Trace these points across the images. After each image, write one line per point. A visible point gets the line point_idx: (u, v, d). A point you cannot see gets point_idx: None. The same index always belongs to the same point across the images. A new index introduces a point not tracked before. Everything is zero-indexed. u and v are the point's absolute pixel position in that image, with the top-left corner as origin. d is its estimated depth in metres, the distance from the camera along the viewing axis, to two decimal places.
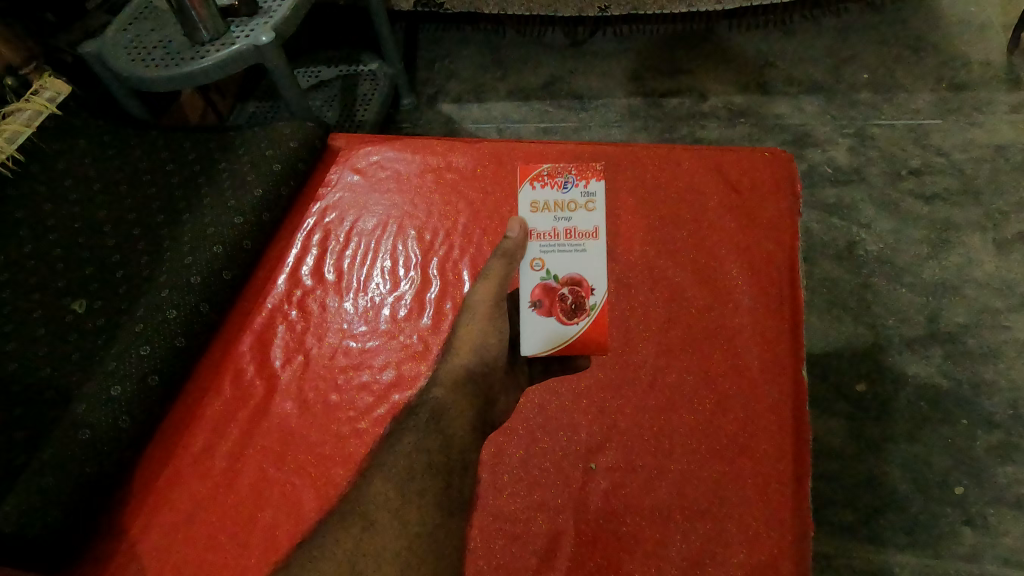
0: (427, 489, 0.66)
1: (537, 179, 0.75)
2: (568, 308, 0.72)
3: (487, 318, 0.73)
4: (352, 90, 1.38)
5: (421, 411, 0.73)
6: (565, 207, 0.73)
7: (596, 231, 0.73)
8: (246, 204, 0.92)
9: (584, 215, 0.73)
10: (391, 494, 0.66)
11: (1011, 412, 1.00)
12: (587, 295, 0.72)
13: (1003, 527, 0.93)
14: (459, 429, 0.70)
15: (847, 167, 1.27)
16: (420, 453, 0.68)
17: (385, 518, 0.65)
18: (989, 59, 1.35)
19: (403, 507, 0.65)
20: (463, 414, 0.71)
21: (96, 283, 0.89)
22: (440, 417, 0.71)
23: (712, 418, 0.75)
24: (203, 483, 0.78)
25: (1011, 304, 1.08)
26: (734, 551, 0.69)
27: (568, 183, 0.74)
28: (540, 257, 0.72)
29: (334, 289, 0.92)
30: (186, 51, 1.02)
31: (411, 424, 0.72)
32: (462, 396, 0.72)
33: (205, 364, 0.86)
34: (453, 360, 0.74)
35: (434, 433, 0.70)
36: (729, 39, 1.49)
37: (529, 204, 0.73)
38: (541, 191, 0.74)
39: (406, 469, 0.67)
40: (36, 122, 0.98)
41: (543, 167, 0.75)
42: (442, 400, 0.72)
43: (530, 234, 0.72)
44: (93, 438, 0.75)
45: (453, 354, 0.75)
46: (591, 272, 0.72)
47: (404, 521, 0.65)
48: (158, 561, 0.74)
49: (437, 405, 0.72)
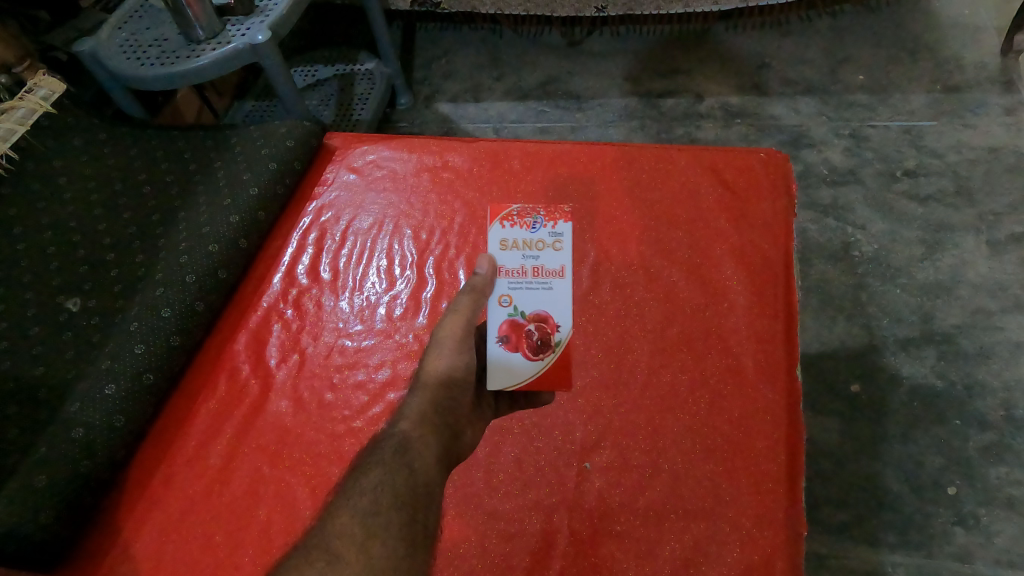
0: (393, 521, 0.61)
1: (506, 220, 0.76)
2: (534, 344, 0.71)
3: (455, 350, 0.73)
4: (348, 89, 1.38)
5: (385, 446, 0.69)
6: (533, 246, 0.75)
7: (563, 269, 0.73)
8: (242, 204, 0.92)
9: (551, 254, 0.74)
10: (356, 530, 0.61)
11: (1004, 412, 1.00)
12: (553, 331, 0.71)
13: (996, 527, 0.93)
14: (427, 463, 0.67)
15: (842, 167, 1.27)
16: (384, 487, 0.64)
17: (352, 553, 0.59)
18: (983, 61, 1.35)
19: (369, 541, 0.60)
20: (430, 448, 0.68)
21: (91, 281, 0.89)
22: (406, 449, 0.67)
23: (705, 418, 0.76)
24: (197, 482, 0.78)
25: (1004, 305, 1.09)
26: (727, 551, 0.69)
27: (536, 224, 0.76)
28: (507, 292, 0.72)
29: (330, 288, 0.92)
30: (181, 50, 1.02)
31: (376, 457, 0.68)
32: (430, 431, 0.70)
33: (199, 363, 0.86)
34: (419, 395, 0.72)
35: (401, 467, 0.66)
36: (725, 41, 1.50)
37: (498, 242, 0.74)
38: (510, 231, 0.76)
39: (371, 501, 0.63)
40: (31, 121, 0.97)
41: (513, 207, 0.77)
42: (409, 434, 0.69)
43: (498, 271, 0.73)
44: (87, 437, 0.75)
45: (419, 387, 0.73)
46: (557, 309, 0.72)
47: (368, 555, 0.59)
48: (150, 561, 0.73)
49: (403, 438, 0.69)
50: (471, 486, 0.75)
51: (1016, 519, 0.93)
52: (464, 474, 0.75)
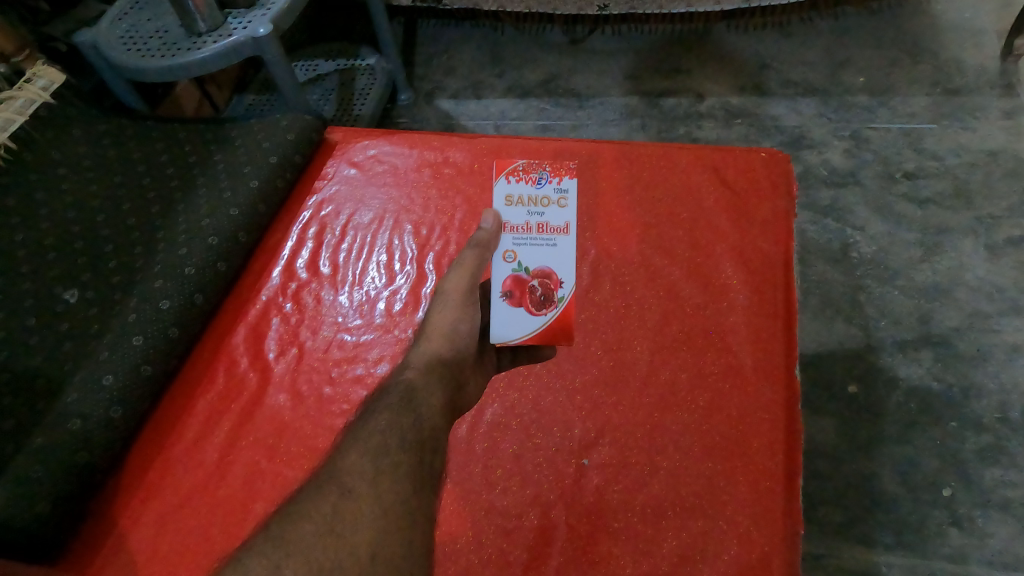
0: (402, 461, 0.62)
1: (511, 173, 0.77)
2: (537, 299, 0.74)
3: (460, 305, 0.74)
4: (349, 84, 1.37)
5: (390, 393, 0.69)
6: (538, 203, 0.76)
7: (566, 227, 0.75)
8: (243, 196, 0.92)
9: (555, 211, 0.76)
10: (366, 467, 0.61)
11: (1000, 415, 1.01)
12: (556, 288, 0.74)
13: (989, 528, 0.93)
14: (432, 410, 0.68)
15: (842, 169, 1.28)
16: (393, 430, 0.64)
17: (363, 488, 0.59)
18: (983, 65, 1.36)
19: (379, 478, 0.60)
20: (435, 396, 0.69)
21: (89, 272, 0.89)
22: (413, 395, 0.68)
23: (705, 416, 0.76)
24: (194, 474, 0.77)
25: (1001, 308, 1.09)
26: (724, 549, 0.69)
27: (542, 180, 0.77)
28: (511, 249, 0.74)
29: (329, 282, 0.92)
30: (182, 42, 1.01)
31: (382, 401, 0.68)
32: (436, 380, 0.70)
33: (197, 355, 0.86)
34: (425, 346, 0.73)
35: (408, 412, 0.66)
36: (727, 41, 1.50)
37: (504, 198, 0.76)
38: (515, 186, 0.77)
39: (380, 442, 0.63)
40: (30, 111, 0.97)
41: (518, 162, 0.78)
42: (415, 381, 0.70)
43: (504, 227, 0.75)
44: (84, 428, 0.75)
45: (424, 339, 0.74)
46: (561, 265, 0.74)
47: (379, 491, 0.59)
48: (148, 553, 0.73)
49: (409, 384, 0.69)
50: (470, 481, 0.75)
51: (1010, 520, 0.93)
52: (463, 469, 0.75)
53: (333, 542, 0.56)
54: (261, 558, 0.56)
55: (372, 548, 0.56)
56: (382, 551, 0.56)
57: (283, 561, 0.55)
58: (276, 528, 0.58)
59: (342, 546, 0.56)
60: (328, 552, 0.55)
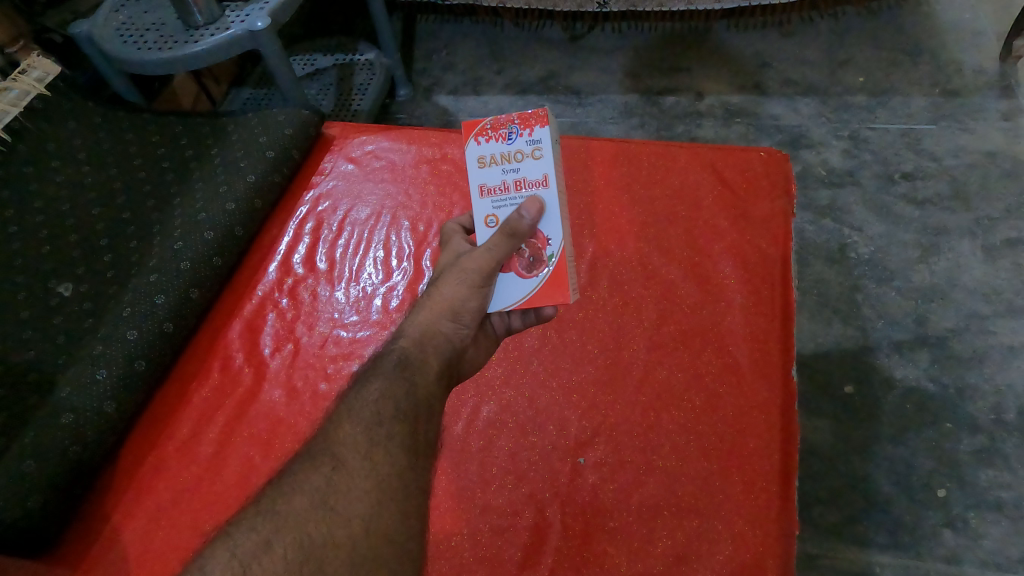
0: (396, 433, 0.58)
1: (479, 133, 0.70)
2: (525, 261, 0.67)
3: (477, 283, 0.65)
4: (347, 79, 1.37)
5: (384, 360, 0.64)
6: (511, 158, 0.68)
7: (545, 179, 0.67)
8: (239, 189, 0.92)
9: (531, 164, 0.68)
10: (360, 438, 0.58)
11: (995, 416, 1.00)
12: (544, 246, 0.67)
13: (983, 530, 0.93)
14: (427, 380, 0.62)
15: (840, 169, 1.28)
16: (385, 400, 0.60)
17: (355, 460, 0.56)
18: (982, 66, 1.36)
19: (373, 449, 0.57)
20: (432, 366, 0.63)
21: (83, 266, 0.89)
22: (407, 364, 0.62)
23: (701, 415, 0.75)
24: (187, 469, 0.77)
25: (997, 310, 1.09)
26: (719, 549, 0.68)
27: (512, 134, 0.69)
28: (491, 213, 0.68)
29: (326, 278, 0.91)
30: (179, 35, 1.01)
31: (378, 369, 0.63)
32: (433, 349, 0.64)
33: (192, 351, 0.86)
34: (424, 311, 0.65)
35: (400, 381, 0.61)
36: (726, 40, 1.51)
37: (476, 160, 0.69)
38: (486, 146, 0.70)
39: (373, 413, 0.59)
40: (24, 102, 0.95)
41: (485, 120, 0.70)
42: (410, 349, 0.64)
43: (479, 190, 0.68)
44: (77, 422, 0.75)
45: (423, 305, 0.66)
46: (548, 221, 0.67)
47: (373, 464, 0.56)
48: (139, 548, 0.72)
49: (404, 353, 0.63)
50: (465, 479, 0.75)
51: (1005, 522, 0.93)
52: (458, 467, 0.75)
53: (326, 514, 0.53)
54: (250, 532, 0.53)
55: (366, 522, 0.53)
56: (376, 525, 0.53)
57: (275, 534, 0.53)
58: (266, 502, 0.55)
59: (336, 519, 0.53)
60: (320, 526, 0.53)
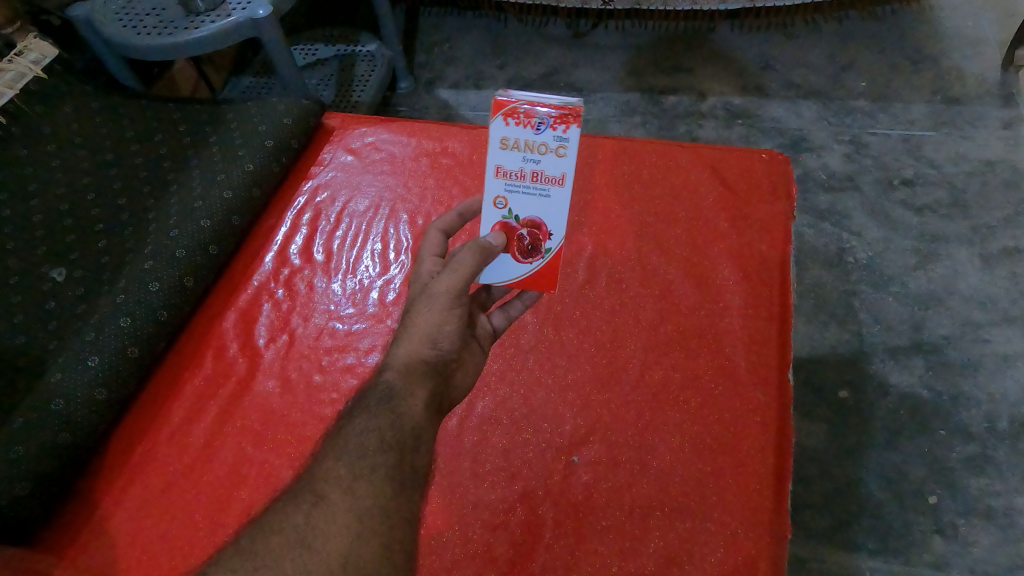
0: (380, 464, 0.57)
1: (567, 119, 0.65)
2: (524, 248, 0.71)
3: (448, 306, 0.63)
4: (349, 70, 1.36)
5: (370, 394, 0.63)
6: (537, 148, 0.66)
7: (563, 180, 0.67)
8: (236, 179, 0.92)
9: (553, 160, 0.66)
10: (342, 472, 0.57)
11: (987, 425, 1.00)
12: (545, 240, 0.70)
13: (972, 537, 0.93)
14: (413, 411, 0.61)
15: (840, 173, 1.28)
16: (370, 434, 0.59)
17: (336, 494, 0.56)
18: (984, 74, 1.36)
19: (356, 482, 0.56)
20: (419, 396, 0.61)
21: (77, 252, 0.88)
22: (392, 396, 0.61)
23: (696, 415, 0.75)
24: (177, 459, 0.76)
25: (993, 318, 1.09)
26: (711, 550, 0.67)
27: (542, 123, 0.65)
28: (503, 196, 0.68)
29: (323, 269, 0.91)
30: (179, 21, 1.00)
31: (362, 404, 0.62)
32: (418, 379, 0.62)
33: (185, 339, 0.85)
34: (406, 342, 0.64)
35: (385, 414, 0.60)
36: (729, 41, 1.51)
37: (498, 142, 0.66)
38: (513, 129, 0.66)
39: (357, 446, 0.58)
40: (20, 84, 0.95)
41: (520, 99, 0.65)
42: (393, 381, 0.62)
43: (495, 171, 0.68)
44: (67, 409, 0.74)
45: (403, 336, 0.64)
46: (552, 217, 0.69)
47: (355, 497, 0.55)
48: (128, 538, 0.71)
49: (388, 386, 0.62)
50: (459, 474, 0.74)
51: (994, 530, 0.93)
52: (451, 463, 0.74)
53: (305, 551, 0.52)
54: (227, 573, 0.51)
55: (346, 554, 0.52)
56: (355, 557, 0.52)
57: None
58: (245, 542, 0.54)
59: (315, 556, 0.52)
60: (298, 563, 0.52)
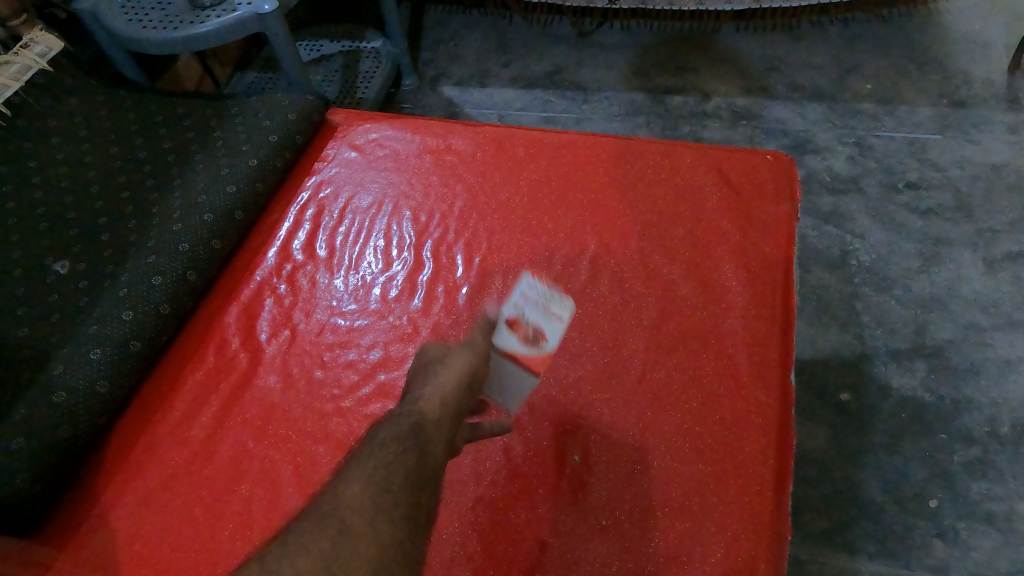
0: (400, 501, 0.58)
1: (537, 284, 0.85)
2: None
3: (481, 357, 0.69)
4: (353, 66, 1.36)
5: (395, 423, 0.64)
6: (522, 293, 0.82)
7: None
8: (241, 174, 0.93)
9: None
10: (367, 502, 0.58)
11: (989, 429, 1.00)
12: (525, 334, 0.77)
13: (973, 541, 0.92)
14: (437, 453, 0.63)
15: (845, 176, 1.27)
16: (394, 462, 0.60)
17: (361, 524, 0.56)
18: (990, 78, 1.36)
19: (377, 517, 0.57)
20: (442, 437, 0.64)
21: (80, 245, 0.88)
22: (422, 429, 0.63)
23: (697, 415, 0.74)
24: (178, 454, 0.76)
25: (996, 322, 1.09)
26: (711, 550, 0.67)
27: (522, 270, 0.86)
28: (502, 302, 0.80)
29: (325, 265, 0.91)
30: (184, 14, 1.00)
31: (388, 432, 0.64)
32: (446, 417, 0.65)
33: (186, 333, 0.85)
34: (438, 384, 0.68)
35: (412, 448, 0.62)
36: (734, 42, 1.51)
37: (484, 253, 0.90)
38: None
39: (381, 479, 0.59)
40: (25, 77, 0.96)
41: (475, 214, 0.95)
42: (423, 413, 0.65)
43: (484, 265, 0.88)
44: (68, 400, 0.74)
45: (432, 380, 0.69)
46: None
47: (377, 531, 0.56)
48: (128, 531, 0.71)
49: (417, 417, 0.64)
50: (459, 472, 0.73)
51: (994, 534, 0.92)
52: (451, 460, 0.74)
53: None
54: None
55: None
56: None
57: None
58: (272, 561, 0.55)
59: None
60: None
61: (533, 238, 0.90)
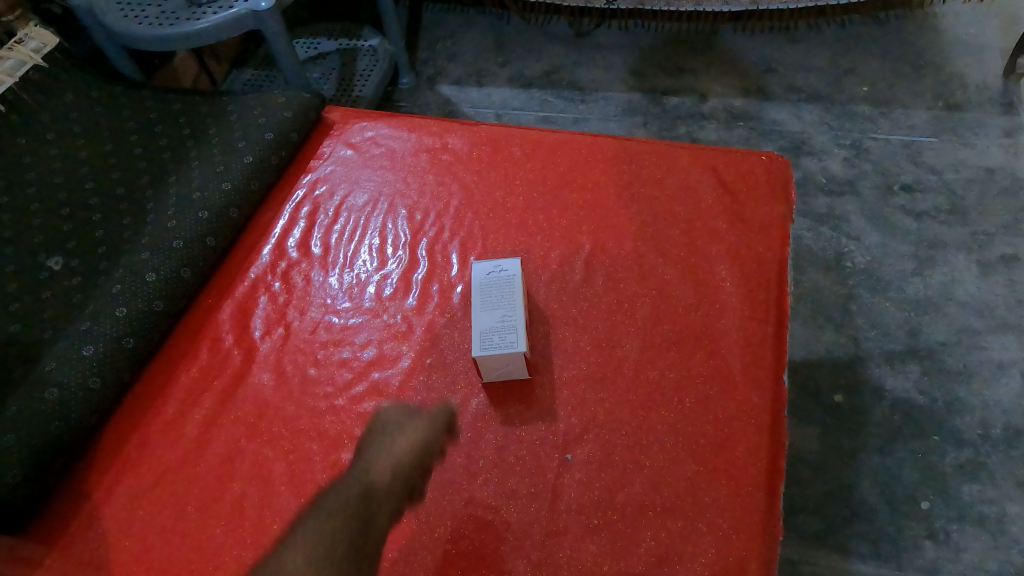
0: None
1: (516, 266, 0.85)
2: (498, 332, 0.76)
3: (429, 440, 0.75)
4: (351, 64, 1.36)
5: (329, 521, 0.70)
6: None
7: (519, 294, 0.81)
8: (236, 172, 0.93)
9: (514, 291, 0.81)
10: None
11: (981, 431, 1.00)
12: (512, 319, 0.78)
13: (964, 543, 0.92)
14: (367, 554, 0.68)
15: (840, 178, 1.28)
16: None
17: None
18: (986, 81, 1.36)
19: None
20: (376, 529, 0.70)
21: (74, 242, 0.88)
22: (354, 540, 0.69)
23: (691, 416, 0.74)
24: (171, 451, 0.76)
25: (989, 325, 1.09)
26: (702, 551, 0.67)
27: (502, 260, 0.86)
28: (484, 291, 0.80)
29: (320, 263, 0.91)
30: (181, 12, 1.00)
31: (320, 528, 0.69)
32: (384, 510, 0.71)
33: (180, 330, 0.85)
34: (385, 469, 0.73)
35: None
36: (732, 43, 1.52)
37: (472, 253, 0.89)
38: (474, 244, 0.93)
39: None
40: (20, 72, 0.96)
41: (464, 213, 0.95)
42: (362, 516, 0.70)
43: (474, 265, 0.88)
44: (61, 397, 0.74)
45: (381, 459, 0.73)
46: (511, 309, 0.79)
47: None
48: (120, 528, 0.71)
49: (352, 515, 0.70)
50: (451, 470, 0.73)
51: (985, 536, 0.93)
52: (443, 459, 0.74)
53: None
54: None
55: None
56: None
57: None
58: None
59: None
60: None
61: (528, 237, 0.90)
